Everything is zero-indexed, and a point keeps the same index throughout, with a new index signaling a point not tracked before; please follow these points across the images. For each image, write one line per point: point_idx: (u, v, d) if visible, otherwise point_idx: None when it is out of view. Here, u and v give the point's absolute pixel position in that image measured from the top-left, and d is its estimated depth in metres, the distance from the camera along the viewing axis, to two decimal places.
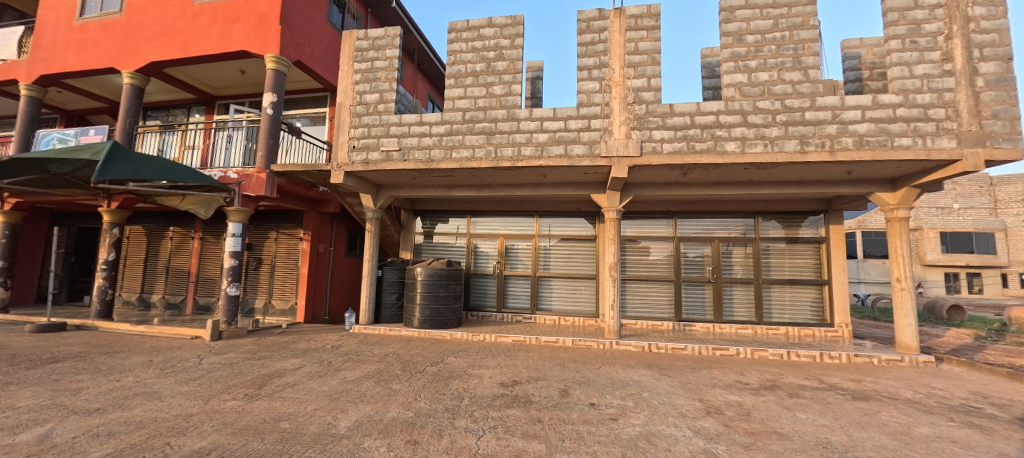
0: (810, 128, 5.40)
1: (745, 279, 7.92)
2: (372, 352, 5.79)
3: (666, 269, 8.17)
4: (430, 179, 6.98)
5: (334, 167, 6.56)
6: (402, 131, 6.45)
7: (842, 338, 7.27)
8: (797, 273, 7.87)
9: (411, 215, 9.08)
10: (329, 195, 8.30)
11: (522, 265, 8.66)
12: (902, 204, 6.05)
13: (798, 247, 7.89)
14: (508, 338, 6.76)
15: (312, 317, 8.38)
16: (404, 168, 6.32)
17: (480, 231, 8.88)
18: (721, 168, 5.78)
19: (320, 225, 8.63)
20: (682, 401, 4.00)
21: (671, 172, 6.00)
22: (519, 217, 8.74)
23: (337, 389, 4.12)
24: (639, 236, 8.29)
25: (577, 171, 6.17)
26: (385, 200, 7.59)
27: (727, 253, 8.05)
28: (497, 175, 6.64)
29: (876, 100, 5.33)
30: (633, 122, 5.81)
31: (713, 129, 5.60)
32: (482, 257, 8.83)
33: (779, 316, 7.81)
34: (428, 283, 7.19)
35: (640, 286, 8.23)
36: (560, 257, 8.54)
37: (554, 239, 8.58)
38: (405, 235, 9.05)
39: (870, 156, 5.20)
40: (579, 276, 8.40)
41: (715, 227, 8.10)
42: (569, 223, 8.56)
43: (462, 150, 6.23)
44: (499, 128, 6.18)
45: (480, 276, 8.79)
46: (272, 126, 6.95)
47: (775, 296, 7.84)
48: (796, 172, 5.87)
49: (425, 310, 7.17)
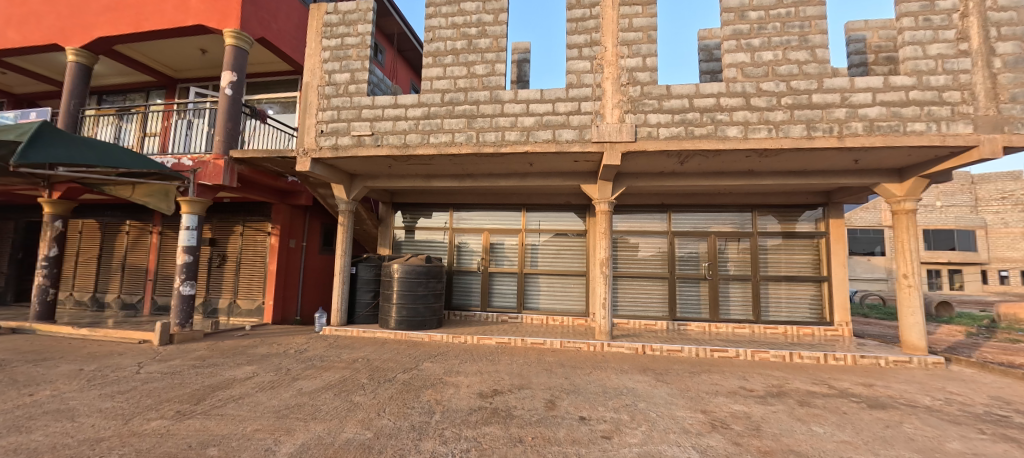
0: (817, 112, 4.99)
1: (742, 276, 7.54)
2: (339, 357, 5.24)
3: (659, 266, 7.74)
4: (408, 167, 6.41)
5: (300, 153, 5.94)
6: (375, 114, 5.86)
7: (842, 337, 6.93)
8: (795, 270, 7.51)
9: (389, 209, 8.51)
10: (299, 186, 7.66)
11: (508, 261, 8.15)
12: (910, 196, 5.69)
13: (795, 243, 7.54)
14: (491, 341, 6.24)
15: (281, 318, 7.76)
16: (377, 154, 5.74)
17: (463, 225, 8.35)
18: (722, 156, 5.33)
19: (291, 218, 8.00)
20: (683, 413, 3.55)
21: (668, 159, 5.54)
22: (505, 211, 8.23)
23: (288, 404, 3.56)
24: (632, 230, 7.85)
25: (567, 158, 5.68)
26: (359, 191, 6.99)
27: (723, 248, 7.66)
28: (480, 163, 6.11)
29: (887, 82, 4.93)
30: (627, 104, 5.33)
31: (714, 112, 5.15)
32: (465, 253, 8.31)
33: (777, 315, 7.44)
34: (405, 281, 6.63)
35: (632, 283, 7.79)
36: (549, 253, 8.06)
37: (542, 234, 8.09)
38: (383, 231, 8.49)
39: (881, 142, 4.82)
40: (568, 273, 7.93)
41: (711, 221, 7.70)
42: (557, 217, 8.08)
43: (441, 135, 5.67)
44: (480, 111, 5.64)
45: (464, 273, 8.26)
46: (231, 108, 6.31)
47: (773, 294, 7.47)
48: (801, 161, 5.46)
49: (402, 310, 6.62)
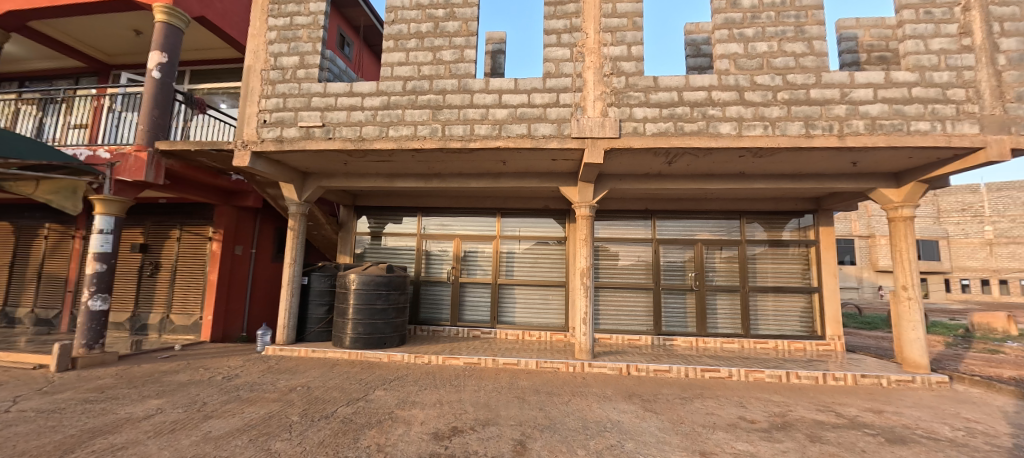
0: (816, 108, 4.55)
1: (730, 287, 7.08)
2: (274, 384, 4.42)
3: (643, 276, 7.22)
4: (367, 165, 5.70)
5: (238, 145, 5.14)
6: (327, 103, 5.14)
7: (835, 352, 6.53)
8: (785, 280, 7.09)
9: (349, 212, 7.77)
10: (246, 186, 6.83)
11: (481, 271, 7.48)
12: (907, 202, 5.34)
13: (783, 252, 7.15)
14: (458, 361, 5.52)
15: (222, 335, 6.85)
16: (327, 148, 5.01)
17: (433, 231, 7.65)
18: (715, 155, 4.84)
19: (237, 221, 7.13)
20: (679, 457, 2.93)
21: (654, 159, 5.01)
22: (479, 216, 7.59)
23: (183, 456, 2.77)
24: (614, 238, 7.31)
25: (544, 156, 5.08)
26: (313, 191, 6.23)
27: (709, 258, 7.20)
28: (449, 161, 5.46)
29: (889, 78, 4.56)
30: (610, 97, 4.79)
31: (705, 107, 4.66)
32: (434, 262, 7.59)
33: (767, 328, 7.00)
34: (362, 293, 5.87)
35: (614, 295, 7.24)
36: (526, 262, 7.43)
37: (518, 241, 7.47)
38: (343, 236, 7.72)
39: (884, 141, 4.41)
40: (545, 283, 7.31)
41: (696, 228, 7.25)
42: (535, 223, 7.49)
43: (402, 127, 4.99)
44: (447, 102, 4.99)
45: (433, 284, 7.53)
46: (160, 94, 5.47)
47: (762, 306, 7.03)
48: (797, 162, 5.03)
49: (357, 326, 5.83)
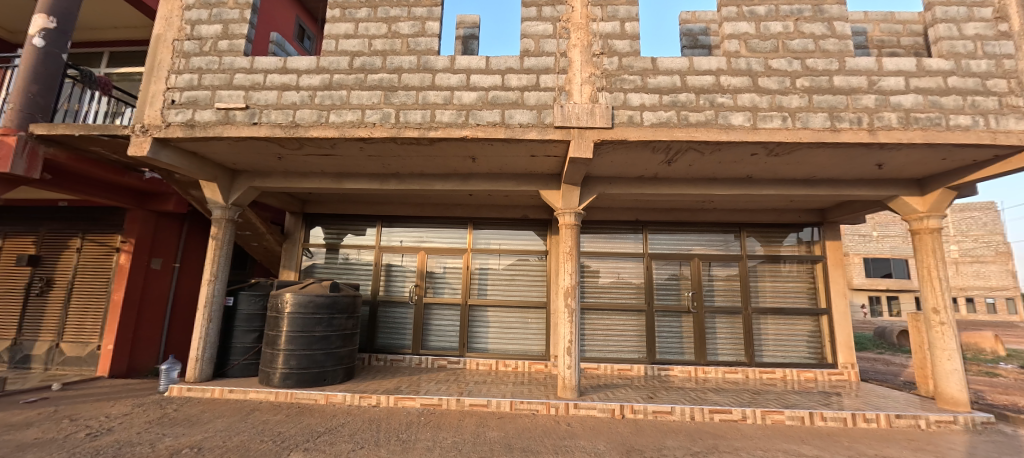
0: (841, 98, 3.85)
1: (731, 309, 6.27)
2: (154, 445, 3.27)
3: (634, 296, 6.35)
4: (308, 160, 4.69)
5: (136, 131, 4.09)
6: (254, 80, 4.15)
7: (849, 383, 5.76)
8: (790, 301, 6.35)
9: (297, 220, 6.70)
10: (164, 186, 5.68)
11: (449, 290, 6.46)
12: (934, 211, 4.68)
13: (787, 269, 6.43)
14: (414, 402, 4.44)
15: (127, 368, 5.61)
16: (250, 135, 4.00)
17: (395, 243, 6.64)
18: (724, 153, 4.06)
19: (155, 229, 5.96)
20: None
21: (652, 156, 4.19)
22: (448, 227, 6.64)
23: None
24: (601, 252, 6.45)
25: (521, 152, 4.21)
26: (244, 192, 5.17)
27: (707, 275, 6.41)
28: (406, 157, 4.51)
29: (921, 65, 3.92)
30: (601, 80, 3.98)
31: (713, 94, 3.90)
32: (396, 279, 6.54)
33: (773, 356, 6.18)
34: (298, 318, 4.75)
35: (602, 318, 6.33)
36: (501, 279, 6.47)
37: (492, 256, 6.53)
38: (288, 248, 6.62)
39: (922, 138, 3.74)
40: (524, 304, 6.35)
41: (692, 242, 6.49)
42: (512, 236, 6.58)
43: (345, 111, 4.01)
44: (403, 82, 4.08)
45: (393, 304, 6.46)
46: (42, 68, 4.42)
47: (766, 330, 6.24)
48: (816, 163, 4.30)
49: (289, 359, 4.67)
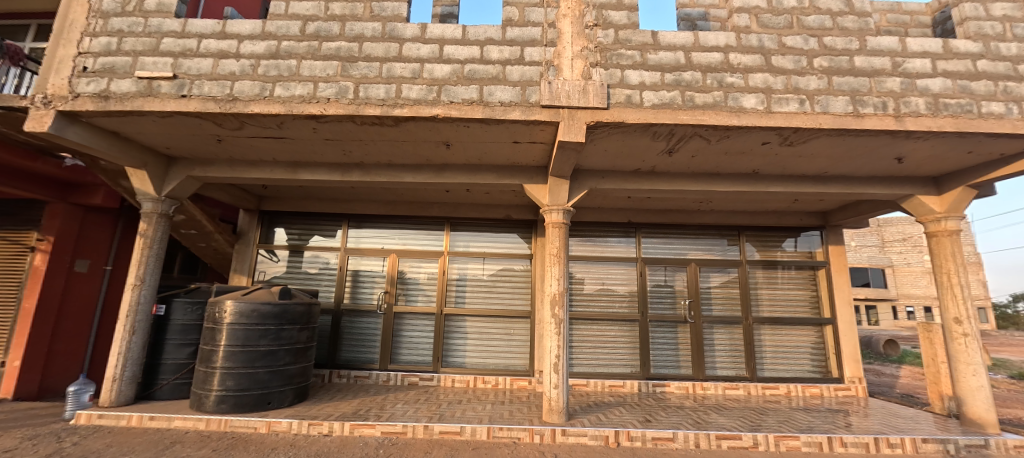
0: (863, 80, 3.41)
1: (731, 318, 5.78)
2: None
3: (627, 305, 5.81)
4: (254, 145, 4.03)
5: (36, 101, 3.38)
6: (186, 46, 3.50)
7: (858, 400, 5.31)
8: (793, 310, 5.89)
9: (252, 218, 5.98)
10: (91, 176, 4.94)
11: (424, 298, 5.80)
12: (953, 212, 4.29)
13: (788, 275, 5.99)
14: (374, 430, 3.76)
15: (38, 389, 4.79)
16: (176, 110, 3.33)
17: (363, 245, 5.97)
18: (733, 140, 3.57)
19: (81, 226, 5.19)
20: None
21: (652, 144, 3.68)
22: (422, 227, 6.02)
23: None
24: (590, 257, 5.91)
25: (503, 137, 3.64)
26: (181, 182, 4.46)
27: (705, 282, 5.92)
28: (370, 144, 3.90)
29: (947, 47, 3.52)
30: (595, 54, 3.45)
31: (721, 73, 3.41)
32: (364, 285, 5.85)
33: (776, 370, 5.70)
34: (239, 330, 4.03)
35: (592, 328, 5.76)
36: (481, 285, 5.86)
37: (472, 260, 5.93)
38: (242, 249, 5.88)
39: (952, 126, 3.31)
40: (506, 313, 5.74)
41: (687, 246, 6.01)
42: (494, 237, 6.00)
43: (294, 84, 3.38)
44: (364, 52, 3.48)
45: (360, 313, 5.76)
46: None
47: (768, 341, 5.76)
48: (832, 156, 3.86)
49: (226, 379, 3.94)
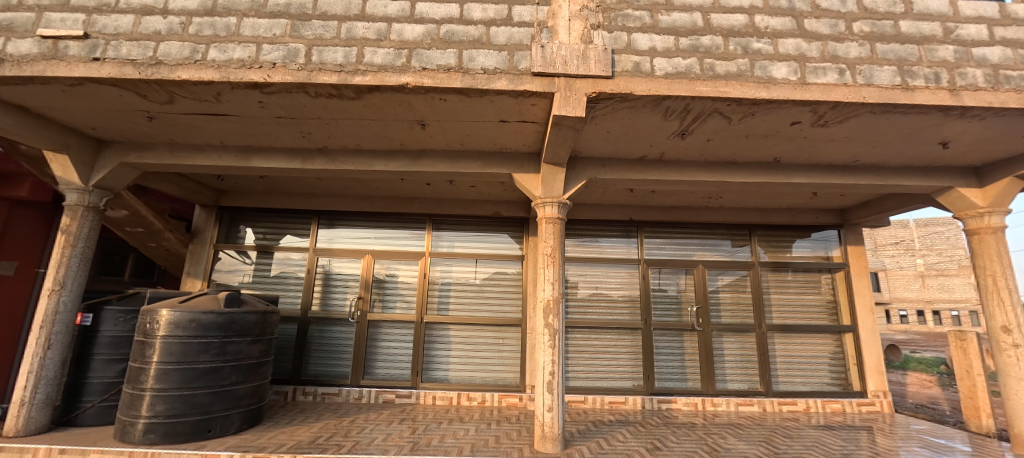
0: (910, 48, 2.90)
1: (743, 326, 5.22)
2: None
3: (628, 311, 5.25)
4: (195, 124, 3.41)
5: None
6: (103, 1, 2.90)
7: (883, 417, 4.79)
8: (809, 316, 5.37)
9: (210, 215, 5.33)
10: (15, 164, 4.29)
11: (402, 304, 5.18)
12: (997, 207, 3.78)
13: (804, 279, 5.47)
14: None
15: None
16: (86, 76, 2.72)
17: (335, 245, 5.35)
18: (758, 119, 3.03)
19: (6, 223, 4.51)
20: None
21: (663, 123, 3.13)
22: (402, 226, 5.42)
23: None
24: (588, 258, 5.35)
25: (487, 114, 3.07)
26: (113, 170, 3.82)
27: (713, 286, 5.37)
28: (331, 123, 3.30)
29: (1005, 11, 3.03)
30: (596, 15, 2.91)
31: (746, 38, 2.88)
32: (335, 291, 5.22)
33: (792, 383, 5.16)
34: (173, 344, 3.39)
35: (589, 338, 5.18)
36: (467, 289, 5.27)
37: (456, 262, 5.34)
38: (197, 250, 5.23)
39: (1018, 101, 2.80)
40: (494, 321, 5.15)
41: (694, 246, 5.47)
42: (481, 237, 5.42)
43: (232, 46, 2.78)
44: (321, 9, 2.89)
45: (330, 321, 5.12)
46: None
47: (783, 351, 5.22)
48: (868, 141, 3.34)
49: (156, 403, 3.29)
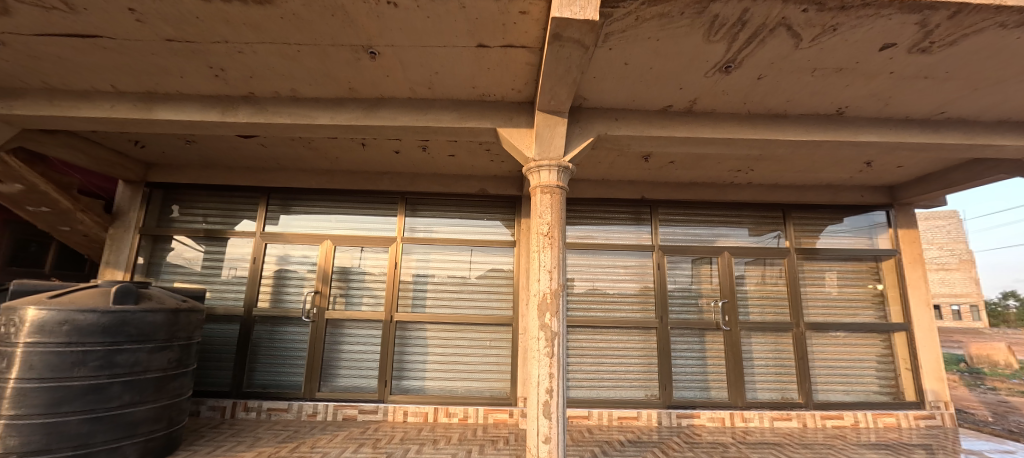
0: None
1: (776, 325, 4.36)
2: None
3: (640, 308, 4.40)
4: (63, 54, 2.49)
5: None
6: None
7: (948, 433, 3.98)
8: (853, 312, 4.54)
9: (135, 193, 4.39)
10: None
11: (369, 300, 4.30)
12: None
13: (847, 268, 4.63)
14: None
15: None
16: None
17: (289, 229, 4.45)
18: (839, 39, 2.15)
19: None
20: None
21: (704, 47, 2.24)
22: (370, 206, 4.54)
23: None
24: (592, 245, 4.50)
25: (459, 30, 2.18)
26: None
27: (741, 277, 4.50)
28: (246, 51, 2.40)
29: None
30: None
31: None
32: (288, 284, 4.31)
33: (836, 392, 4.32)
34: (35, 354, 2.48)
35: (594, 340, 4.32)
36: (447, 282, 4.39)
37: (435, 250, 4.46)
38: (119, 235, 4.32)
39: None
40: (480, 320, 4.28)
41: (718, 230, 4.62)
42: (464, 220, 4.55)
43: None
44: None
45: (280, 321, 4.22)
46: None
47: (824, 355, 4.38)
48: (974, 77, 2.48)
49: (11, 437, 2.41)
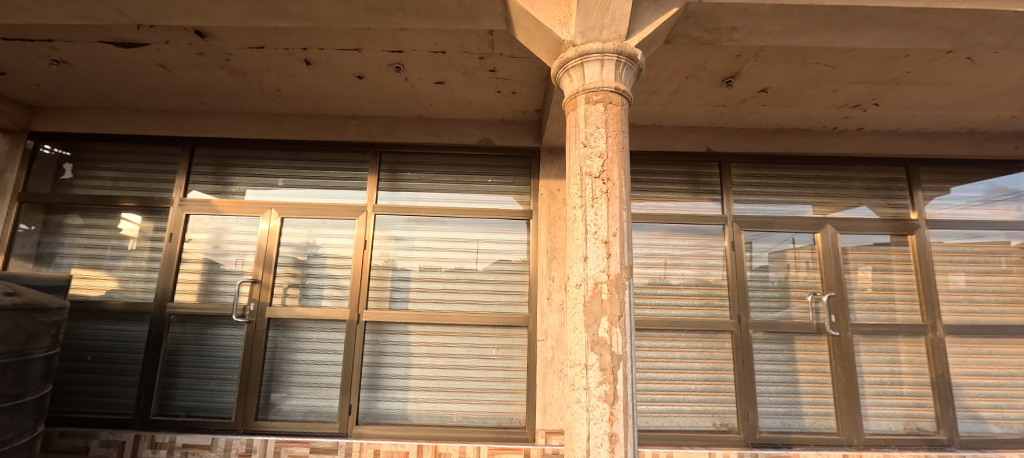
0: None
1: (898, 329, 3.11)
2: None
3: (706, 305, 3.16)
4: None
5: None
6: None
7: None
8: (1007, 310, 3.23)
9: (15, 146, 3.26)
10: None
11: (330, 293, 3.12)
12: None
13: (993, 250, 3.32)
14: None
15: None
16: None
17: (224, 197, 3.28)
18: None
19: None
20: None
21: None
22: (334, 166, 3.33)
23: None
24: (637, 218, 3.26)
25: None
26: None
27: (846, 262, 3.24)
28: None
29: None
30: None
31: None
32: (219, 271, 3.15)
33: (987, 424, 3.05)
34: None
35: (642, 349, 3.09)
36: (439, 268, 3.19)
37: (420, 225, 3.25)
38: None
39: None
40: (483, 320, 3.08)
41: (812, 198, 3.33)
42: (462, 184, 3.33)
43: None
44: None
45: (208, 321, 3.07)
46: None
47: (968, 371, 3.11)
48: None
49: None
